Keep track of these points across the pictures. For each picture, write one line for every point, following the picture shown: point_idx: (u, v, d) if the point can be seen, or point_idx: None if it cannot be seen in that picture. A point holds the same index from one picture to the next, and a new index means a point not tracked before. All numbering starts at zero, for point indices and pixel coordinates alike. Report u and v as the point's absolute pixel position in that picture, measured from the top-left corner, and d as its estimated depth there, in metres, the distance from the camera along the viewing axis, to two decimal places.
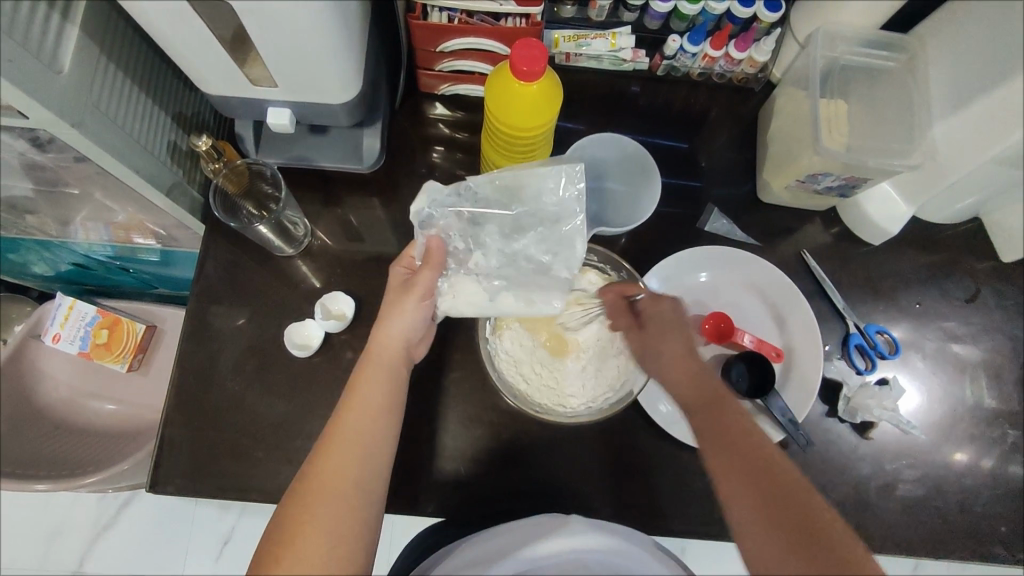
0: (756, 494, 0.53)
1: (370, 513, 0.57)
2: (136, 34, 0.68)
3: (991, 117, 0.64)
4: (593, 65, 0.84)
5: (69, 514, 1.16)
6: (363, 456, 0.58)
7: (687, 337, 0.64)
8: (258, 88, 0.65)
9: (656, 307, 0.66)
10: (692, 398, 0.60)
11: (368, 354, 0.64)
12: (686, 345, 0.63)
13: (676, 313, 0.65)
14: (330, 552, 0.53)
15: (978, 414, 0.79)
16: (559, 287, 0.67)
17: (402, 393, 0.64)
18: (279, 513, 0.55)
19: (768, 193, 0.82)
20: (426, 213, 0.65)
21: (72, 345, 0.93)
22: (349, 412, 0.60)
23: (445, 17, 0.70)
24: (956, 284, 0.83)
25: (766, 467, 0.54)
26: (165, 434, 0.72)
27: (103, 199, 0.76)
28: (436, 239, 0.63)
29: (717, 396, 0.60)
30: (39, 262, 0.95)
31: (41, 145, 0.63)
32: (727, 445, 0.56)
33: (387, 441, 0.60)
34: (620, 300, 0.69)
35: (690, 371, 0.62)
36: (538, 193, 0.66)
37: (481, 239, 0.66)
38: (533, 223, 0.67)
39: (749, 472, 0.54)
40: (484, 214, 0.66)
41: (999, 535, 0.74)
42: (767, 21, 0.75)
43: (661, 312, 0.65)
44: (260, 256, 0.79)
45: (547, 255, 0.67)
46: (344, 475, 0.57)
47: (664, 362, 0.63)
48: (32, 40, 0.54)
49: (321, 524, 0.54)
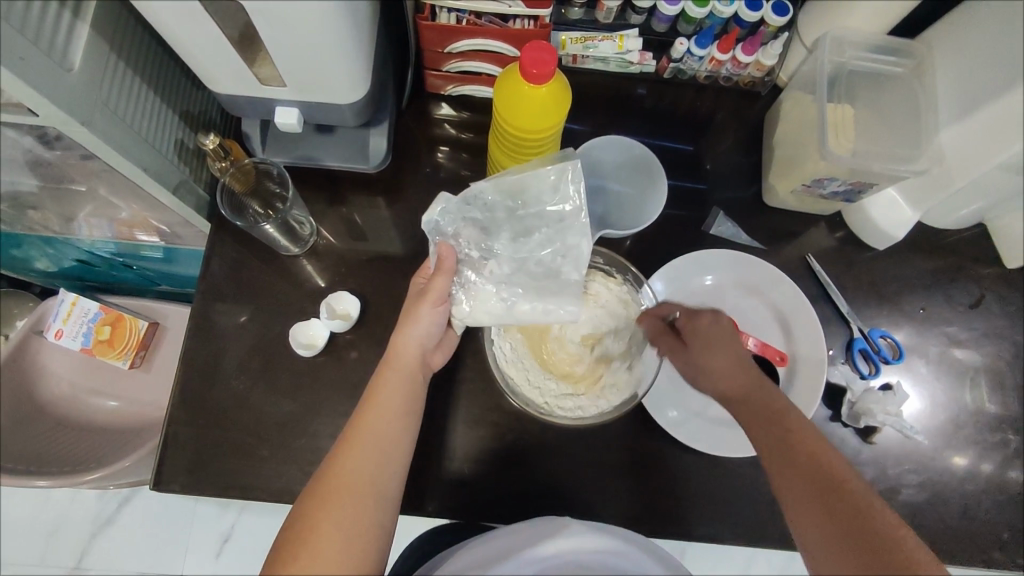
0: (823, 516, 0.53)
1: (386, 514, 0.58)
2: (146, 33, 0.68)
3: (998, 124, 0.64)
4: (600, 66, 0.85)
5: (69, 510, 1.16)
6: (381, 461, 0.59)
7: (732, 350, 0.63)
8: (267, 88, 0.65)
9: (697, 323, 0.64)
10: (749, 410, 0.60)
11: (386, 361, 0.65)
12: (735, 360, 0.62)
13: (721, 326, 0.63)
14: (348, 553, 0.54)
15: (981, 419, 0.79)
16: (570, 291, 0.67)
17: (421, 399, 0.65)
18: (296, 512, 0.56)
19: (773, 197, 0.82)
20: (435, 222, 0.65)
21: (75, 341, 0.95)
22: (369, 415, 0.61)
23: (453, 18, 0.70)
24: (960, 290, 0.83)
25: (828, 478, 0.55)
26: (170, 432, 0.73)
27: (108, 196, 0.76)
28: (447, 245, 0.64)
29: (776, 413, 0.59)
30: (42, 257, 0.95)
31: (49, 141, 0.63)
32: (789, 467, 0.56)
33: (405, 444, 0.61)
34: (659, 321, 0.68)
35: (743, 389, 0.61)
36: (541, 194, 0.66)
37: (491, 245, 0.66)
38: (538, 224, 0.67)
39: (813, 496, 0.54)
40: (492, 219, 0.66)
41: (1000, 540, 0.75)
42: (775, 25, 0.75)
43: (703, 328, 0.64)
44: (265, 255, 0.79)
45: (554, 256, 0.67)
46: (362, 476, 0.57)
47: (714, 379, 0.62)
48: (43, 38, 0.54)
49: (339, 524, 0.55)
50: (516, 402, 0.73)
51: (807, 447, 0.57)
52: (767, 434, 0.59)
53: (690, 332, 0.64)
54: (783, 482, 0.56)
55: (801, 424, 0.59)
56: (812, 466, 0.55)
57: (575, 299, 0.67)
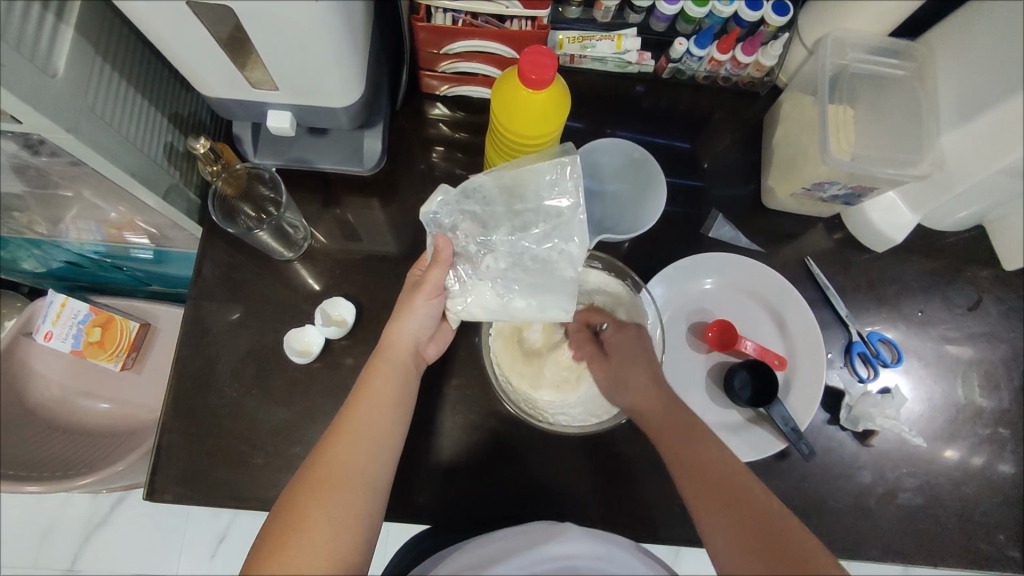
0: (729, 517, 0.56)
1: (374, 508, 0.57)
2: (132, 33, 0.67)
3: (997, 132, 0.63)
4: (597, 66, 0.83)
5: (62, 513, 1.15)
6: (373, 453, 0.58)
7: (648, 364, 0.69)
8: (259, 91, 0.63)
9: (621, 335, 0.73)
10: (657, 418, 0.65)
11: (378, 352, 0.65)
12: (649, 368, 0.69)
13: (635, 341, 0.72)
14: (337, 546, 0.53)
15: (978, 420, 0.79)
16: (565, 288, 0.65)
17: (413, 391, 0.64)
18: (285, 502, 0.55)
19: (771, 198, 0.81)
20: (433, 214, 0.64)
21: (65, 343, 0.92)
22: (359, 406, 0.61)
23: (449, 18, 0.69)
24: (959, 292, 0.83)
25: (728, 482, 0.58)
26: (163, 441, 0.72)
27: (93, 199, 0.75)
28: (443, 237, 0.63)
29: (678, 414, 0.64)
30: (28, 259, 0.93)
31: (34, 146, 0.62)
32: (693, 463, 0.60)
33: (395, 436, 0.61)
34: (584, 330, 0.76)
35: (656, 400, 0.66)
36: (539, 189, 0.64)
37: (489, 238, 0.64)
38: (536, 219, 0.64)
39: (722, 497, 0.57)
40: (490, 214, 0.64)
41: (999, 543, 0.75)
42: (775, 25, 0.74)
43: (625, 340, 0.72)
44: (259, 259, 0.78)
45: (550, 252, 0.65)
46: (351, 467, 0.57)
47: (633, 389, 0.68)
48: (27, 44, 0.52)
49: (328, 514, 0.54)
50: (508, 405, 0.72)
51: (708, 452, 0.60)
52: (669, 444, 0.62)
53: (613, 343, 0.73)
54: (683, 474, 0.60)
55: (712, 435, 0.62)
56: (718, 468, 0.59)
57: (570, 297, 0.65)
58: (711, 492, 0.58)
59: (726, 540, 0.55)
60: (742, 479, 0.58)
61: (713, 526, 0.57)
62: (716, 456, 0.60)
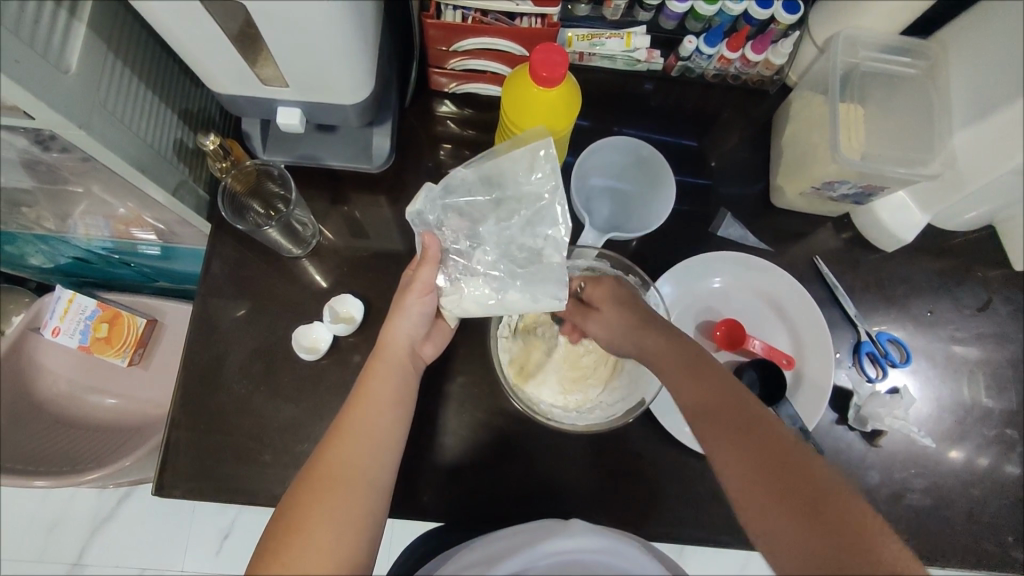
0: (753, 462, 0.52)
1: (378, 507, 0.57)
2: (144, 29, 0.67)
3: (1009, 132, 0.63)
4: (606, 63, 0.83)
5: (69, 507, 1.16)
6: (375, 452, 0.59)
7: (636, 304, 0.68)
8: (270, 88, 0.63)
9: (600, 288, 0.70)
10: (652, 349, 0.64)
11: (375, 353, 0.65)
12: (641, 310, 0.67)
13: (618, 286, 0.70)
14: (342, 544, 0.53)
15: (986, 421, 0.78)
16: (555, 275, 0.64)
17: (413, 389, 0.65)
18: (289, 501, 0.55)
19: (781, 198, 0.81)
20: (418, 211, 0.63)
21: (73, 338, 0.94)
22: (361, 405, 0.61)
23: (459, 16, 0.69)
24: (968, 293, 0.82)
25: (753, 427, 0.54)
26: (171, 437, 0.72)
27: (102, 194, 0.75)
28: (430, 236, 0.62)
29: (685, 350, 0.62)
30: (36, 254, 0.93)
31: (44, 142, 0.62)
32: (709, 408, 0.57)
33: (397, 435, 0.61)
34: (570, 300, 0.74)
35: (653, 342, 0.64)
36: (518, 176, 0.64)
37: (477, 231, 0.64)
38: (518, 207, 0.64)
39: (739, 443, 0.54)
40: (475, 206, 0.64)
41: (1006, 544, 0.74)
42: (785, 23, 0.74)
43: (604, 289, 0.70)
44: (267, 255, 0.78)
45: (537, 240, 0.64)
46: (353, 467, 0.57)
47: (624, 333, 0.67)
48: (40, 40, 0.52)
49: (333, 514, 0.54)
50: (518, 404, 0.71)
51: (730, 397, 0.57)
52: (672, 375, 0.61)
53: (596, 297, 0.70)
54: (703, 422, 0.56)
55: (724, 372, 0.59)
56: (740, 411, 0.55)
57: (559, 284, 0.64)
58: (730, 437, 0.54)
59: (747, 484, 0.52)
60: (766, 421, 0.54)
61: (731, 469, 0.53)
62: (735, 398, 0.57)
